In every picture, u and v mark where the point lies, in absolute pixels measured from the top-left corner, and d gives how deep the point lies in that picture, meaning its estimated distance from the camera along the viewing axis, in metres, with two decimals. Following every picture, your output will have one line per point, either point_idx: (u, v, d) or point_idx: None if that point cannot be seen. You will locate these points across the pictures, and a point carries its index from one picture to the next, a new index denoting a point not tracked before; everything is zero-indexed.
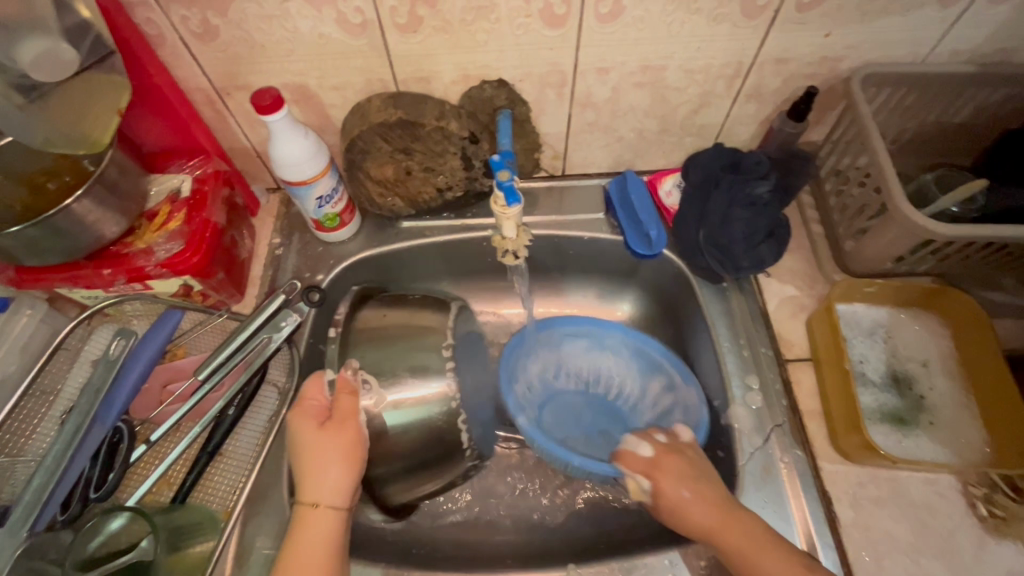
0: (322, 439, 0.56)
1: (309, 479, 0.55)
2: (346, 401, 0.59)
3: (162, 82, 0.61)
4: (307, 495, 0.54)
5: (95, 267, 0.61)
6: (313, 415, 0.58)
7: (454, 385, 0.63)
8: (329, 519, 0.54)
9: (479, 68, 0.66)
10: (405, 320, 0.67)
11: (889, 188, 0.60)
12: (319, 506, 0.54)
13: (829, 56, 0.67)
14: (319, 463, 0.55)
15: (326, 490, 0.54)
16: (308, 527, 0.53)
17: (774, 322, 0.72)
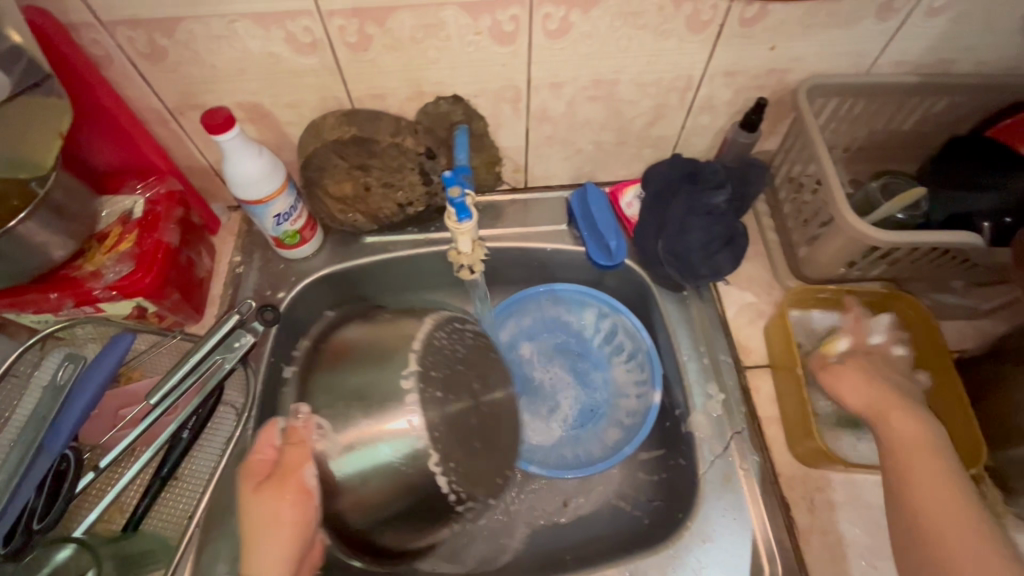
0: (259, 505, 0.50)
1: (250, 551, 0.49)
2: (295, 453, 0.52)
3: (109, 102, 0.60)
4: (244, 567, 0.49)
5: (43, 291, 0.60)
6: (256, 473, 0.52)
7: (421, 425, 0.54)
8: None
9: (434, 85, 0.66)
10: (373, 343, 0.59)
11: (833, 197, 0.62)
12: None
13: (776, 68, 0.68)
14: (258, 534, 0.50)
15: (264, 567, 0.49)
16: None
17: (733, 329, 0.73)
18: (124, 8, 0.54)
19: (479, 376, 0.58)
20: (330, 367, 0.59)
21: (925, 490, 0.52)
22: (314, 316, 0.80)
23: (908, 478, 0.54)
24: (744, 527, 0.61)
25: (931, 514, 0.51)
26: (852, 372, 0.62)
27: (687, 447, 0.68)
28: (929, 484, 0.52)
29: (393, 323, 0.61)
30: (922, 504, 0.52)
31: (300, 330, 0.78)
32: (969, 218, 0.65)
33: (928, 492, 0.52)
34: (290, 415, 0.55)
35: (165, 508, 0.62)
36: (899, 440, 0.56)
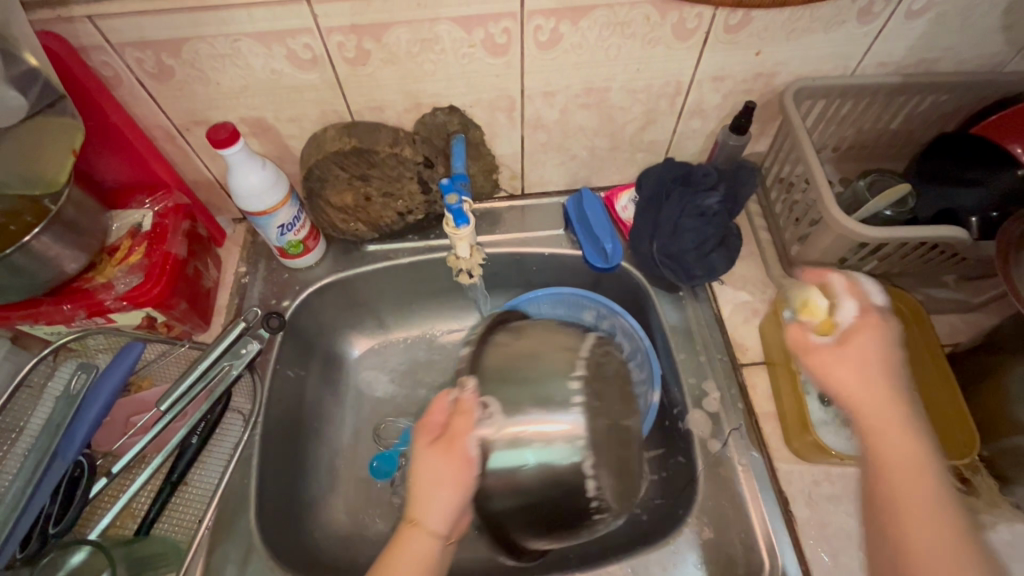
0: (433, 458, 0.54)
1: (423, 499, 0.52)
2: (460, 422, 0.57)
3: (118, 119, 0.62)
4: (411, 512, 0.53)
5: (56, 303, 0.62)
6: (428, 431, 0.57)
7: (582, 428, 0.60)
8: (425, 548, 0.51)
9: (430, 96, 0.68)
10: (524, 350, 0.65)
11: (823, 195, 0.63)
12: (422, 527, 0.52)
13: (762, 72, 0.70)
14: (425, 483, 0.53)
15: (434, 514, 0.52)
16: (404, 544, 0.51)
17: (729, 328, 0.74)
18: (133, 30, 0.56)
19: (620, 398, 0.64)
20: (496, 375, 0.63)
21: (895, 450, 0.47)
22: (318, 323, 0.82)
23: (900, 477, 0.46)
24: (745, 522, 0.62)
25: (920, 488, 0.46)
26: (858, 358, 0.50)
27: (686, 445, 0.69)
28: (923, 487, 0.46)
29: (536, 343, 0.66)
30: (918, 524, 0.45)
31: (304, 337, 0.80)
32: (955, 213, 0.66)
33: (906, 476, 0.46)
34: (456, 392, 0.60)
35: (176, 512, 0.64)
36: (879, 426, 0.48)
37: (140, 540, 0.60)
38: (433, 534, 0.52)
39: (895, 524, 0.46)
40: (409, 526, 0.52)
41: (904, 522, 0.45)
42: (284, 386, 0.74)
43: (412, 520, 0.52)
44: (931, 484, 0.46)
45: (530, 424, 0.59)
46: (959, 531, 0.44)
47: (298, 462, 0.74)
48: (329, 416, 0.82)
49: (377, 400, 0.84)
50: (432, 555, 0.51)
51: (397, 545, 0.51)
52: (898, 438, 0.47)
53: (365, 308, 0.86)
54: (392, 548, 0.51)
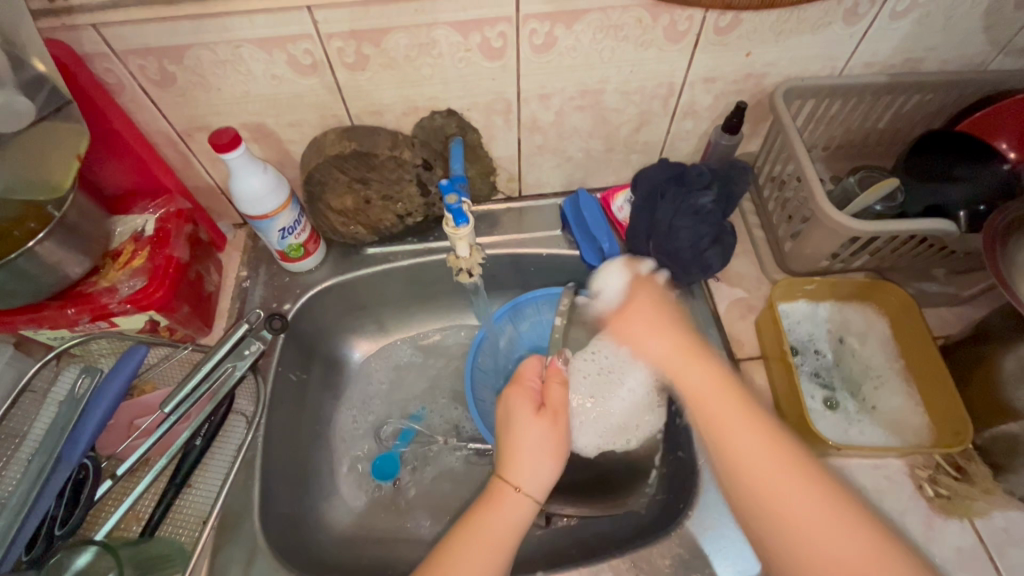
0: (538, 423, 0.58)
1: (519, 458, 0.57)
2: (557, 391, 0.62)
3: (120, 124, 0.63)
4: (511, 476, 0.56)
5: (60, 307, 0.62)
6: (529, 396, 0.60)
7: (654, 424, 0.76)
8: (519, 507, 0.55)
9: (429, 100, 0.70)
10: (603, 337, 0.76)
11: (814, 190, 0.65)
12: (518, 487, 0.55)
13: (752, 73, 0.72)
14: (524, 447, 0.57)
15: (532, 479, 0.56)
16: (502, 503, 0.55)
17: (726, 324, 0.75)
18: (136, 37, 0.57)
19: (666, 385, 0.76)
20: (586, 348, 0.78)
21: (801, 508, 0.49)
22: (318, 326, 0.83)
23: (791, 493, 0.49)
24: None
25: (803, 522, 0.48)
26: (730, 418, 0.55)
27: (686, 440, 0.70)
28: (807, 495, 0.49)
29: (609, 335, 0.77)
30: (793, 513, 0.49)
31: (305, 340, 0.81)
32: (946, 209, 0.67)
33: (823, 517, 0.48)
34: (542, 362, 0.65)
35: (180, 514, 0.64)
36: (723, 421, 0.55)
37: (145, 542, 0.59)
38: (529, 495, 0.56)
39: (800, 544, 0.48)
40: (509, 488, 0.55)
41: (802, 530, 0.48)
42: (285, 389, 0.75)
43: (513, 483, 0.56)
44: (806, 489, 0.49)
45: (609, 403, 0.75)
46: (863, 517, 0.48)
47: (300, 465, 0.75)
48: (330, 419, 0.82)
49: (377, 402, 0.85)
50: (525, 516, 0.55)
51: (495, 504, 0.54)
52: (751, 436, 0.53)
53: (366, 311, 0.86)
54: (490, 503, 0.55)
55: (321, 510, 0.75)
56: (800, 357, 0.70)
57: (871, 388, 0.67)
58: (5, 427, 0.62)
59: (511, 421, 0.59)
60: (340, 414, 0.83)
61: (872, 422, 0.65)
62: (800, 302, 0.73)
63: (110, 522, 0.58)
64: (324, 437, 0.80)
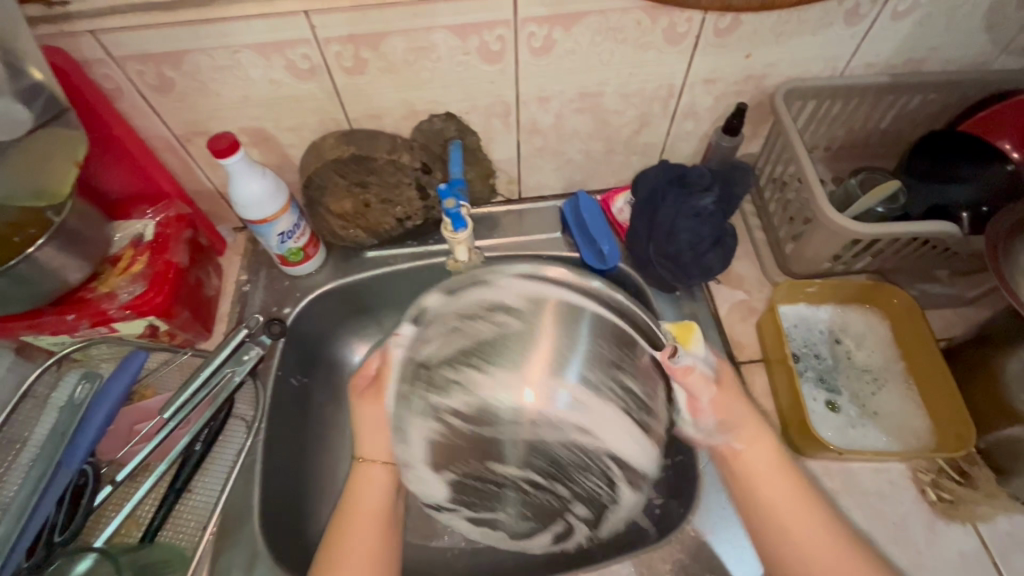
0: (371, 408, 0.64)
1: (362, 435, 0.64)
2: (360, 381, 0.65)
3: (120, 131, 0.63)
4: (366, 452, 0.64)
5: (60, 313, 0.62)
6: (363, 387, 0.65)
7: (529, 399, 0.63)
8: (380, 477, 0.63)
9: (427, 103, 0.70)
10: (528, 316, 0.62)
11: (814, 193, 0.64)
12: (381, 463, 0.64)
13: (752, 74, 0.71)
14: (362, 427, 0.64)
15: (382, 450, 0.64)
16: (362, 478, 0.63)
17: (726, 326, 0.75)
18: (134, 44, 0.57)
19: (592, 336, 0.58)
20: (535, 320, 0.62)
21: (811, 532, 0.55)
22: (320, 329, 0.83)
23: (786, 524, 0.56)
24: None
25: (795, 532, 0.56)
26: (728, 396, 0.60)
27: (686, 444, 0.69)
28: (780, 490, 0.57)
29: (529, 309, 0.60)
30: (802, 534, 0.55)
31: (305, 345, 0.81)
32: (947, 209, 0.67)
33: (784, 502, 0.57)
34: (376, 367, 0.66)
35: (181, 519, 0.63)
36: (757, 477, 0.59)
37: (146, 548, 0.60)
38: (383, 463, 0.64)
39: (784, 539, 0.56)
40: (368, 464, 0.64)
41: (789, 531, 0.56)
42: (285, 394, 0.75)
43: (365, 458, 0.64)
44: (809, 508, 0.56)
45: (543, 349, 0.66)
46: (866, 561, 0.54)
47: (297, 468, 0.74)
48: (331, 422, 0.82)
49: None
50: (385, 483, 0.63)
51: (356, 484, 0.63)
52: (764, 443, 0.60)
53: (366, 314, 0.87)
54: (358, 482, 0.63)
55: (319, 514, 0.75)
56: (804, 363, 0.68)
57: (873, 388, 0.67)
58: (8, 432, 0.63)
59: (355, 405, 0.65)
60: (341, 417, 0.83)
61: (875, 425, 0.64)
62: (800, 305, 0.72)
63: (111, 526, 0.58)
64: (324, 440, 0.80)
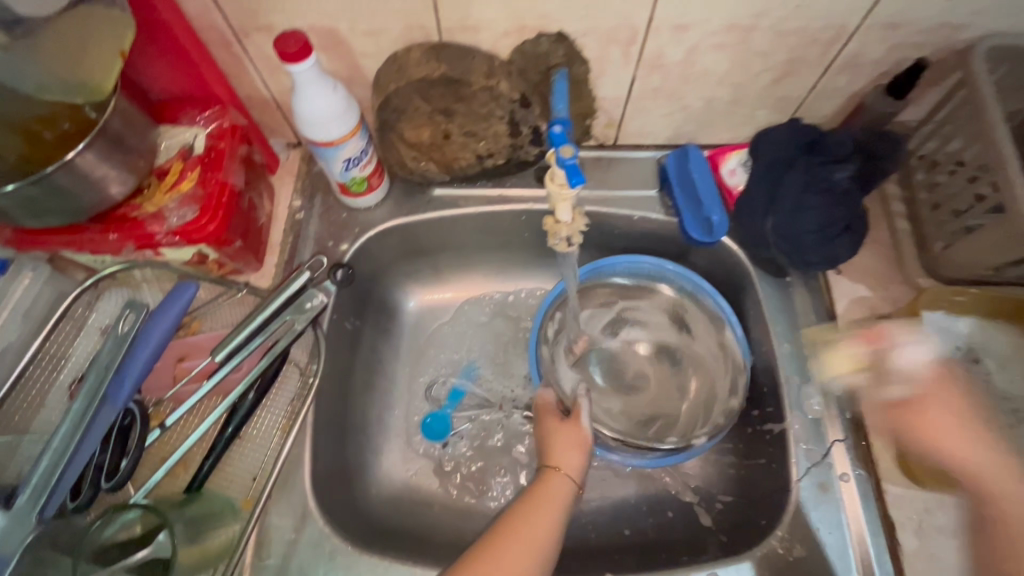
0: (562, 428, 0.62)
1: (554, 450, 0.60)
2: (550, 418, 0.64)
3: (170, 16, 0.52)
4: (554, 461, 0.59)
5: (101, 231, 0.55)
6: (554, 411, 0.64)
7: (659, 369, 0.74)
8: (565, 487, 0.58)
9: (537, 19, 0.56)
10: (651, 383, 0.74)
11: (1010, 187, 0.52)
12: (563, 472, 0.59)
13: (948, 23, 0.57)
14: (558, 437, 0.61)
15: (570, 462, 0.59)
16: (548, 490, 0.57)
17: (841, 326, 0.66)
18: None
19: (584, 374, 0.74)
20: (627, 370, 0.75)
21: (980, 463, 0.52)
22: (378, 268, 0.75)
23: (966, 457, 0.52)
24: (839, 539, 0.57)
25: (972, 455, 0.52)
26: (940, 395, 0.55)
27: (778, 449, 0.63)
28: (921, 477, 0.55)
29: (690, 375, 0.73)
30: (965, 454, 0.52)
31: (363, 286, 0.74)
32: None
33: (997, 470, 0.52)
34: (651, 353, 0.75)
35: (231, 466, 0.58)
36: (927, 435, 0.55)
37: (196, 499, 0.54)
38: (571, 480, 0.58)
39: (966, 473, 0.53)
40: (551, 471, 0.59)
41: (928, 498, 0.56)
42: (339, 338, 0.69)
43: (554, 466, 0.59)
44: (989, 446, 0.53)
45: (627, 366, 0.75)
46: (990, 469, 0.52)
47: (348, 421, 0.70)
48: (382, 370, 0.77)
49: (433, 363, 0.79)
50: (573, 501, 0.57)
51: (546, 489, 0.57)
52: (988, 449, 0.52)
53: (427, 257, 0.78)
54: (540, 494, 0.57)
55: (369, 467, 0.71)
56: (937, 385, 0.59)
57: None
58: (46, 349, 0.57)
59: (547, 427, 0.63)
60: (393, 368, 0.78)
61: None
62: (939, 313, 0.61)
63: (156, 476, 0.52)
64: (374, 391, 0.75)
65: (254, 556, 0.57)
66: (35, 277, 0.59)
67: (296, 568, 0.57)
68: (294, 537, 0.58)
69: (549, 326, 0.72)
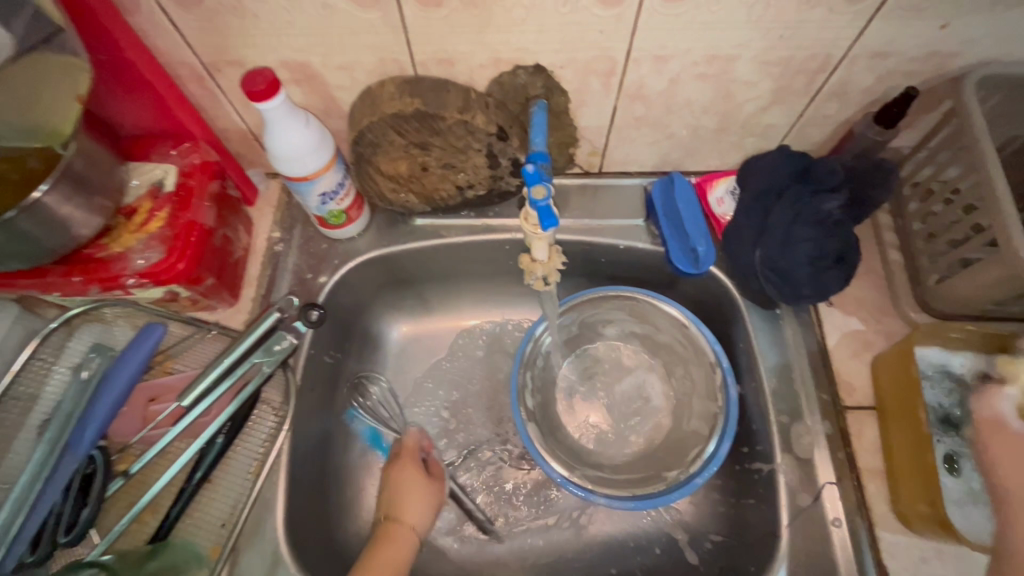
0: (413, 476, 0.63)
1: (405, 502, 0.61)
2: (410, 467, 0.64)
3: (136, 55, 0.51)
4: (405, 516, 0.60)
5: (66, 274, 0.54)
6: (415, 458, 0.66)
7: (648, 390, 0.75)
8: (405, 538, 0.58)
9: (513, 51, 0.55)
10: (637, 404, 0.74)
11: (1003, 222, 0.50)
12: (407, 524, 0.59)
13: (939, 52, 0.55)
14: (411, 492, 0.62)
15: (418, 514, 0.60)
16: (390, 542, 0.57)
17: (833, 361, 0.63)
18: None
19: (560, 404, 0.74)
20: (607, 394, 0.75)
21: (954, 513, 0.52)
22: (359, 300, 0.74)
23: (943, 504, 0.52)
24: None
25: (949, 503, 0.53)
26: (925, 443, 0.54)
27: (768, 491, 0.61)
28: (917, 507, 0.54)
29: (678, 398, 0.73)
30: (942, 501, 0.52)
31: (343, 319, 0.72)
32: None
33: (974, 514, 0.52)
34: (633, 375, 0.76)
35: (200, 514, 0.56)
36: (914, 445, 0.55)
37: (161, 550, 0.53)
38: (412, 529, 0.59)
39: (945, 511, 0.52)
40: (394, 523, 0.59)
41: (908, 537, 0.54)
42: (318, 374, 0.68)
43: (399, 521, 0.59)
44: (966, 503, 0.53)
45: (607, 390, 0.76)
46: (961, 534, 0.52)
47: (327, 459, 0.68)
48: None
49: (417, 395, 0.77)
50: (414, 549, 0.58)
51: (386, 542, 0.57)
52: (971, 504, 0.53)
53: (410, 287, 0.77)
54: (386, 544, 0.57)
55: (348, 506, 0.69)
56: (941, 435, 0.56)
57: None
58: (14, 391, 0.55)
59: (400, 476, 0.63)
60: None
61: None
62: (935, 348, 0.58)
63: (121, 524, 0.51)
64: (354, 425, 0.73)
65: None
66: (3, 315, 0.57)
67: None
68: None
69: (527, 377, 0.71)
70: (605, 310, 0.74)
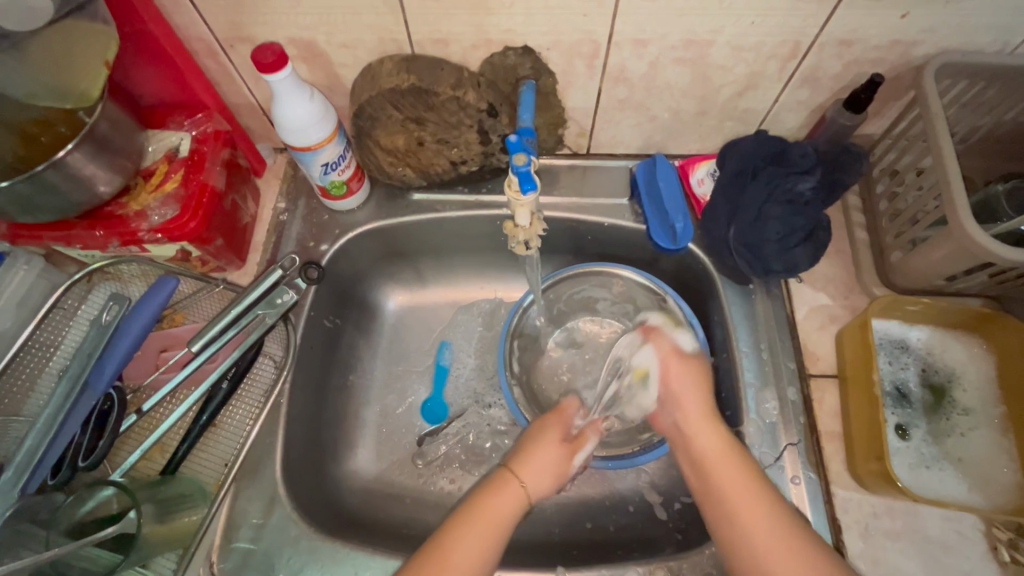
0: (556, 450, 0.61)
1: (529, 461, 0.60)
2: (559, 430, 0.63)
3: (157, 29, 0.56)
4: (521, 472, 0.59)
5: (89, 227, 0.59)
6: (563, 429, 0.63)
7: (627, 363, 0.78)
8: (516, 497, 0.57)
9: (503, 33, 0.59)
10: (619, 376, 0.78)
11: (952, 198, 0.53)
12: (522, 485, 0.58)
13: (901, 40, 0.59)
14: (542, 455, 0.60)
15: (537, 482, 0.59)
16: (501, 488, 0.57)
17: (800, 333, 0.67)
18: None
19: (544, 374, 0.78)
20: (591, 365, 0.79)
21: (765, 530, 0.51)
22: (357, 270, 0.78)
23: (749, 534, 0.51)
24: None
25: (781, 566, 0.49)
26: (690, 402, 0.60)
27: None
28: (735, 469, 0.54)
29: None
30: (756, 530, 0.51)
31: (340, 286, 0.76)
32: None
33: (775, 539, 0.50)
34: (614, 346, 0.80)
35: (204, 452, 0.62)
36: (714, 455, 0.56)
37: (168, 481, 0.57)
38: (523, 494, 0.58)
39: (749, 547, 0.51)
40: (511, 475, 0.58)
41: (762, 556, 0.50)
42: (318, 335, 0.72)
43: (515, 474, 0.58)
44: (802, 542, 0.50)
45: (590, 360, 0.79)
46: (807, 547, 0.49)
47: (323, 415, 0.73)
48: (359, 366, 0.80)
49: (410, 361, 0.82)
50: (518, 512, 0.56)
51: (493, 490, 0.57)
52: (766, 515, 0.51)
53: (406, 259, 0.81)
54: (492, 486, 0.58)
55: (341, 460, 0.74)
56: (892, 404, 0.61)
57: (960, 429, 0.59)
58: (38, 337, 0.61)
59: (541, 432, 0.63)
60: (372, 366, 0.81)
61: (955, 470, 0.57)
62: (893, 322, 0.64)
63: (132, 458, 0.56)
64: (348, 385, 0.78)
65: (222, 537, 0.61)
66: (30, 268, 0.62)
67: (261, 549, 0.60)
68: (260, 522, 0.61)
69: (514, 345, 0.75)
70: (587, 287, 0.78)
